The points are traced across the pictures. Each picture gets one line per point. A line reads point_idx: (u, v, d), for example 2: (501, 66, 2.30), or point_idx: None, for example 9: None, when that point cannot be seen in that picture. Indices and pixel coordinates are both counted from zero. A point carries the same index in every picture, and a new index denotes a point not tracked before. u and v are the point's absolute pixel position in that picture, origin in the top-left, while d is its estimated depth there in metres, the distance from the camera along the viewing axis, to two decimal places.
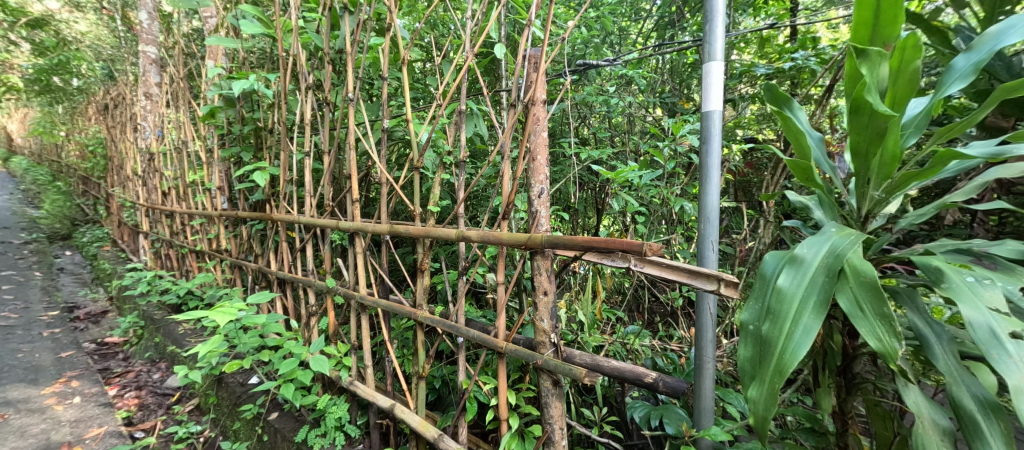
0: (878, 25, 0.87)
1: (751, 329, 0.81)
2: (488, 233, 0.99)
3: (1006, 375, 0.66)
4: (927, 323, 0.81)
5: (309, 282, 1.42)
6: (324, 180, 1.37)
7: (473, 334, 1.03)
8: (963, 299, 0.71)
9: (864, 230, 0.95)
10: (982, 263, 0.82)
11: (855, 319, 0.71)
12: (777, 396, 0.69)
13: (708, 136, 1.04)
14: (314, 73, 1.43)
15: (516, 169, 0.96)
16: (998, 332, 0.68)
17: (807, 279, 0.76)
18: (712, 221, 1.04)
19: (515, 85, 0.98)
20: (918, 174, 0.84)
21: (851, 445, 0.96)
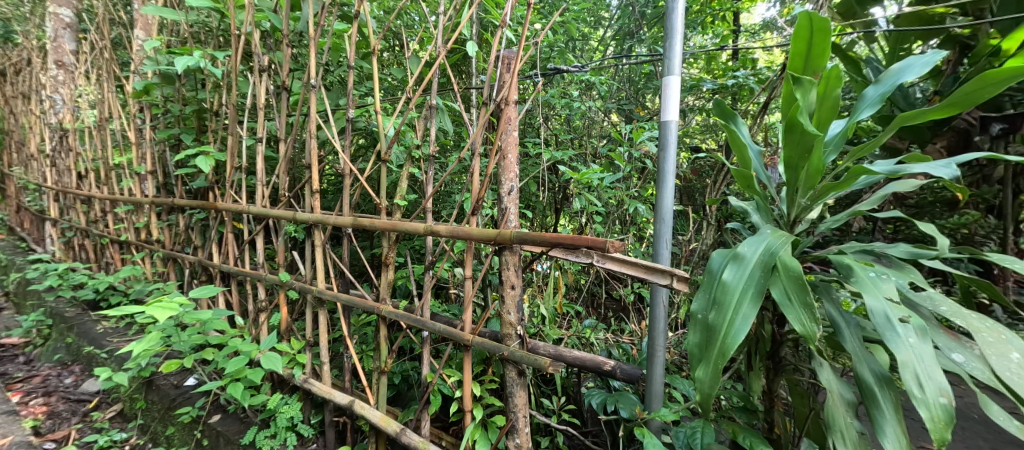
0: (810, 57, 1.00)
1: (699, 318, 0.90)
2: (458, 228, 1.03)
3: (896, 352, 0.79)
4: (837, 313, 0.95)
5: (260, 276, 1.36)
6: (280, 169, 1.31)
7: (439, 327, 1.05)
8: (866, 290, 0.84)
9: (791, 232, 1.07)
10: (881, 261, 0.97)
11: (785, 307, 0.82)
12: (721, 375, 0.78)
13: (665, 144, 1.13)
14: (269, 55, 1.36)
15: (487, 167, 1.00)
16: (891, 318, 0.81)
17: (747, 273, 0.86)
18: (667, 221, 1.13)
19: (488, 85, 1.03)
20: (835, 185, 0.97)
21: (776, 420, 1.10)
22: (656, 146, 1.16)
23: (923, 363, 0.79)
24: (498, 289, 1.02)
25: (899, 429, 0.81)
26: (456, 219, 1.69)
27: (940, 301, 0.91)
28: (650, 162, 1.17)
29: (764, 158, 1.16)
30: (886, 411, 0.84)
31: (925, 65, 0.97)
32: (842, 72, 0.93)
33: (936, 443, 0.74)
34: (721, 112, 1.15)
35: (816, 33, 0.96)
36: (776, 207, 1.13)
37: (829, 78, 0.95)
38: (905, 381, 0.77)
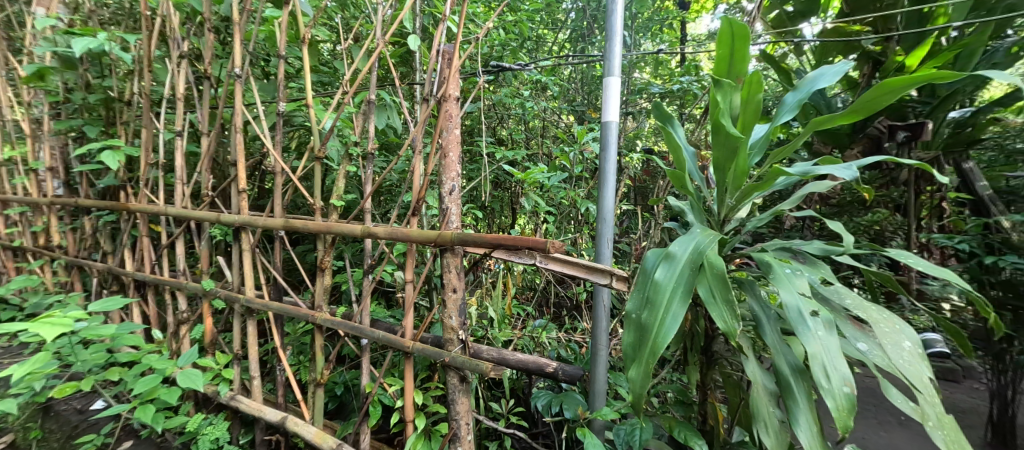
0: (733, 62, 1.05)
1: (633, 317, 0.92)
2: (397, 229, 0.99)
3: (807, 344, 0.85)
4: (759, 308, 1.01)
5: (180, 285, 1.24)
6: (203, 166, 1.20)
7: (379, 335, 1.01)
8: (782, 286, 0.90)
9: (721, 231, 1.12)
10: (798, 258, 1.04)
11: (710, 305, 0.85)
12: (650, 374, 0.80)
13: (606, 143, 1.15)
14: (188, 40, 1.25)
15: (428, 165, 0.97)
16: (804, 312, 0.87)
17: (677, 272, 0.89)
18: (609, 221, 1.16)
19: (428, 79, 1.01)
20: (758, 186, 1.03)
21: (709, 411, 1.16)
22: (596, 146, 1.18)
23: (830, 355, 0.85)
24: (440, 293, 0.99)
25: (811, 417, 0.87)
26: (405, 220, 1.64)
27: (847, 294, 0.99)
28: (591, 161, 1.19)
29: (697, 158, 1.21)
30: (800, 400, 0.89)
31: (836, 75, 1.04)
32: (762, 78, 0.99)
33: (840, 429, 0.79)
34: (659, 114, 1.19)
35: (739, 39, 1.01)
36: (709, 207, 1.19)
37: (752, 84, 1.01)
38: (814, 372, 0.82)
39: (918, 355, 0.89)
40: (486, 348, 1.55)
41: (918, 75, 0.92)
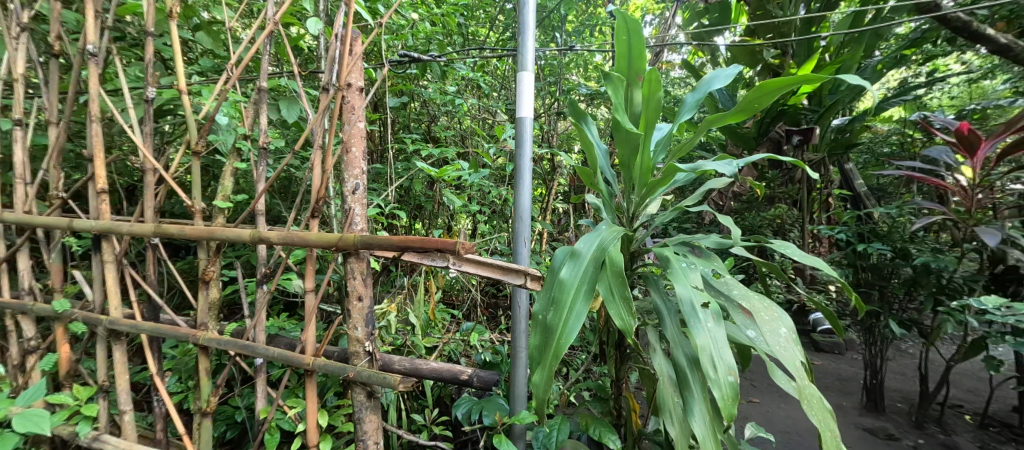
0: (632, 62, 1.19)
1: (540, 318, 1.01)
2: (292, 234, 0.89)
3: (696, 335, 0.99)
4: (663, 302, 1.18)
5: (25, 307, 1.04)
6: (51, 164, 1.01)
7: (274, 353, 0.91)
8: (678, 280, 1.05)
9: (631, 227, 1.23)
10: (696, 252, 1.19)
11: (609, 302, 0.97)
12: (551, 378, 0.89)
13: (522, 139, 1.28)
14: (30, 9, 1.04)
15: (327, 161, 0.89)
16: (695, 305, 1.02)
17: (581, 270, 1.01)
18: (524, 220, 1.27)
19: (326, 65, 0.93)
20: (658, 180, 1.13)
21: (623, 405, 1.34)
22: (514, 140, 1.30)
23: (714, 341, 1.00)
24: (345, 302, 0.93)
25: (705, 406, 1.05)
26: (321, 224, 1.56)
27: (735, 287, 1.18)
28: (511, 154, 1.32)
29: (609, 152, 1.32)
30: (695, 390, 1.07)
31: (726, 78, 1.12)
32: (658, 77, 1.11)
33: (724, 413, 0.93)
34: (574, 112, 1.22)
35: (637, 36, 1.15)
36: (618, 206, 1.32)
37: (649, 80, 1.13)
38: (703, 363, 0.96)
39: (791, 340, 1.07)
40: (406, 357, 1.51)
41: (791, 77, 1.02)
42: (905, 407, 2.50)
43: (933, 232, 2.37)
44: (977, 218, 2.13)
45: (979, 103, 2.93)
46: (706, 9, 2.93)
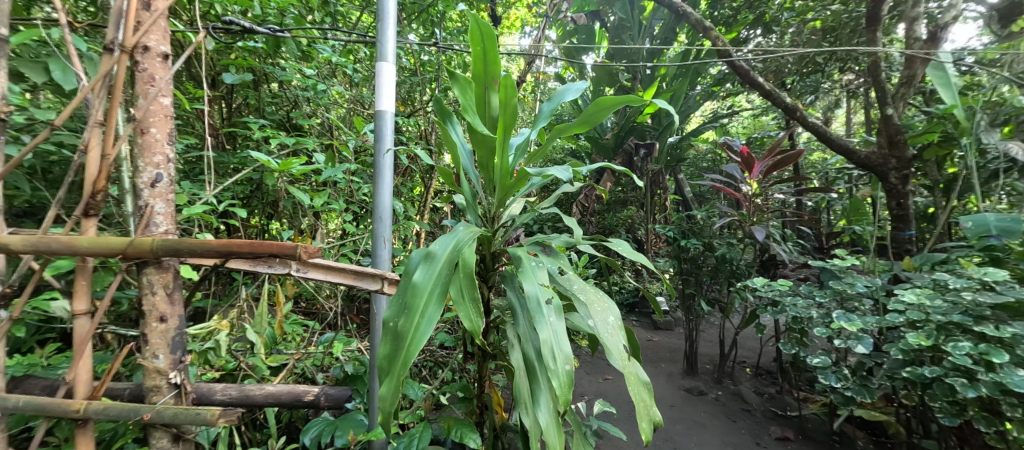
0: (489, 70, 1.91)
1: (392, 325, 1.39)
2: (52, 239, 0.78)
3: (540, 331, 1.71)
4: (518, 300, 2.00)
5: None
6: None
7: (22, 401, 0.79)
8: (529, 282, 1.79)
9: (493, 223, 2.16)
10: (545, 251, 2.03)
11: (457, 304, 1.45)
12: (398, 385, 1.27)
13: (382, 125, 1.68)
14: None
15: (112, 148, 0.82)
16: (539, 303, 1.75)
17: (433, 274, 1.46)
18: (383, 221, 1.72)
19: (107, 22, 0.83)
20: (515, 180, 1.99)
21: (484, 396, 2.13)
22: (375, 126, 1.67)
23: (555, 334, 1.72)
24: (140, 327, 0.94)
25: (548, 383, 1.81)
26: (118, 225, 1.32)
27: (575, 282, 1.92)
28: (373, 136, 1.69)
29: (474, 145, 2.04)
30: (540, 373, 1.84)
31: (573, 93, 2.08)
32: (510, 87, 1.86)
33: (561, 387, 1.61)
34: (441, 112, 1.98)
35: (488, 56, 1.88)
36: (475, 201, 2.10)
37: (505, 88, 1.89)
38: (546, 358, 1.65)
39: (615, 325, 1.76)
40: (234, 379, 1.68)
41: (614, 103, 1.54)
42: (712, 366, 3.29)
43: (727, 230, 2.98)
44: (754, 219, 2.75)
45: (758, 133, 3.81)
46: (576, 31, 3.48)
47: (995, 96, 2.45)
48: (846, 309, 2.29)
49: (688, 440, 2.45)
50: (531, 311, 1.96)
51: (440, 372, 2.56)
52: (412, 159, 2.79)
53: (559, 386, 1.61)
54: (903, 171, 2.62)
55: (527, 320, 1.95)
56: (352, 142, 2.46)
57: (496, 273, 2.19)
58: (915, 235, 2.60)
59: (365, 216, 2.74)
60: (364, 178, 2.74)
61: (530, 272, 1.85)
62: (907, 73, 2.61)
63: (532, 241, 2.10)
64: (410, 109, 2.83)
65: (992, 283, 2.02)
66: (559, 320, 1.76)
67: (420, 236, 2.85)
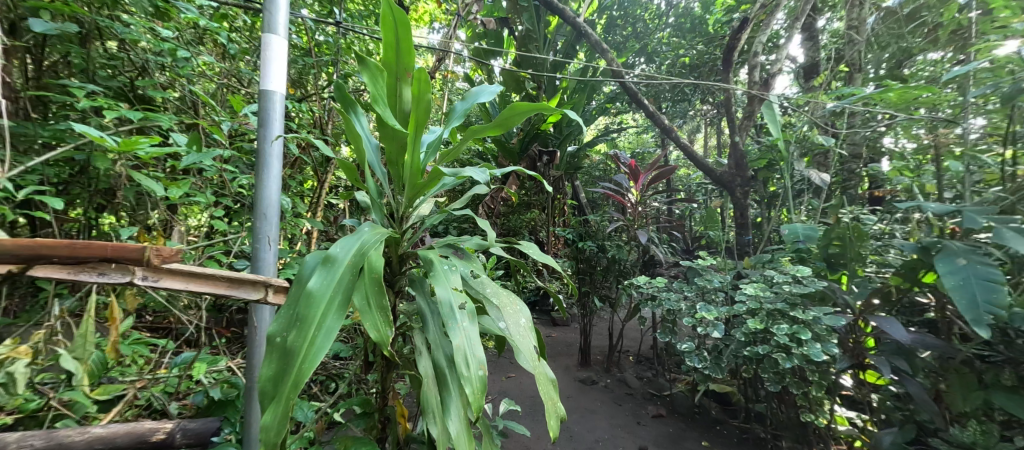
0: (401, 59, 1.78)
1: (278, 340, 1.32)
2: None
3: (454, 338, 1.64)
4: (427, 307, 1.90)
5: None
6: None
7: None
8: (441, 286, 1.71)
9: (401, 226, 2.00)
10: (459, 254, 1.97)
11: (365, 316, 1.47)
12: (287, 409, 1.22)
13: (271, 109, 1.62)
14: None
15: None
16: (454, 308, 1.67)
17: (331, 281, 1.40)
18: (270, 217, 1.63)
19: None
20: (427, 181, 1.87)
21: (388, 411, 2.00)
22: (261, 111, 1.61)
23: (468, 340, 1.67)
24: None
25: (459, 392, 1.74)
26: None
27: (487, 286, 1.88)
28: (259, 120, 1.61)
29: (382, 140, 1.87)
30: (450, 381, 1.75)
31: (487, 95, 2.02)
32: (425, 81, 1.76)
33: (473, 395, 1.58)
34: (341, 102, 1.80)
35: (400, 43, 1.76)
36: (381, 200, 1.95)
37: (419, 81, 1.78)
38: (460, 366, 1.60)
39: (526, 327, 1.77)
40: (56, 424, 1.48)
41: (525, 106, 1.55)
42: (601, 357, 3.74)
43: (615, 233, 3.32)
44: (637, 223, 3.12)
45: (639, 149, 4.34)
46: (486, 34, 3.64)
47: (801, 134, 3.18)
48: (705, 301, 2.71)
49: (583, 428, 2.78)
50: (441, 316, 1.86)
51: (338, 386, 2.35)
52: (305, 150, 2.52)
53: (472, 392, 1.58)
54: (746, 187, 3.20)
55: (438, 325, 1.86)
56: (228, 124, 2.10)
57: (403, 277, 2.02)
58: (752, 240, 3.20)
59: (242, 212, 2.37)
60: (243, 168, 2.38)
61: (441, 276, 1.77)
62: (748, 110, 3.20)
63: (443, 243, 2.02)
64: (301, 93, 2.56)
65: (801, 277, 2.56)
66: (472, 324, 1.71)
67: (312, 236, 2.59)
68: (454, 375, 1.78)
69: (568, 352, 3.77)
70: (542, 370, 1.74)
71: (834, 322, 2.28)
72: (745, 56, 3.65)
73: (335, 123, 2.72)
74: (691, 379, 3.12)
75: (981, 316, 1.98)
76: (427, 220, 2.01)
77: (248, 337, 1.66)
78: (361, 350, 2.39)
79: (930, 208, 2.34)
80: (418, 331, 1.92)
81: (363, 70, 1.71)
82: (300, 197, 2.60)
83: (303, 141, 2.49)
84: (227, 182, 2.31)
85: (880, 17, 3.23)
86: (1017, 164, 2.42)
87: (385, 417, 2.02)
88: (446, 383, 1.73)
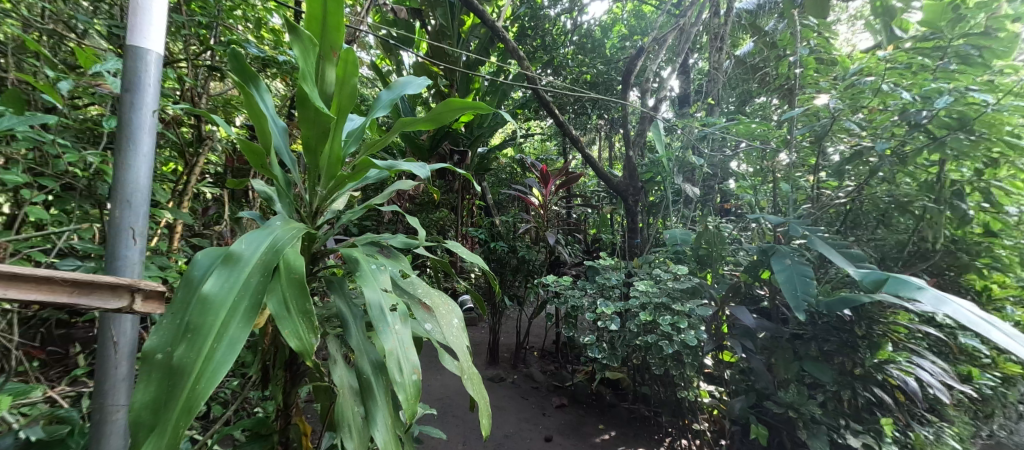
0: (330, 35, 1.57)
1: (161, 356, 1.03)
2: None
3: (383, 341, 1.41)
4: (346, 308, 1.57)
5: None
6: None
7: None
8: (370, 285, 1.46)
9: (313, 222, 1.69)
10: (384, 252, 1.76)
11: (281, 320, 1.19)
12: (176, 441, 0.95)
13: (144, 69, 1.22)
14: None
15: None
16: (384, 310, 1.43)
17: (239, 283, 1.15)
18: (140, 210, 1.22)
19: None
20: (350, 175, 1.64)
21: (292, 432, 1.62)
22: (126, 70, 1.20)
23: (401, 343, 1.45)
24: None
25: (387, 404, 1.48)
26: None
27: (418, 287, 1.71)
28: (122, 82, 1.20)
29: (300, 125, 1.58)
30: (377, 394, 1.47)
31: (417, 87, 1.83)
32: (356, 61, 1.57)
33: (409, 402, 1.37)
34: (241, 72, 1.47)
35: (328, 15, 1.55)
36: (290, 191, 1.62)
37: (347, 61, 1.58)
38: (392, 372, 1.37)
39: (459, 327, 1.65)
40: None
41: (465, 103, 1.50)
42: (508, 354, 3.99)
43: (523, 235, 3.49)
44: (545, 225, 3.33)
45: (543, 157, 4.65)
46: (396, 24, 3.64)
47: (679, 152, 3.73)
48: (604, 296, 2.97)
49: (494, 424, 2.92)
50: (365, 319, 1.57)
51: (211, 411, 1.93)
52: (168, 124, 2.06)
53: (405, 399, 1.36)
54: (634, 196, 3.64)
55: (362, 329, 1.56)
56: (66, 83, 1.57)
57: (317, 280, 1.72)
58: (639, 243, 3.65)
59: (70, 198, 1.69)
60: (69, 140, 1.72)
61: (369, 277, 1.51)
62: (639, 127, 3.66)
63: (365, 241, 1.78)
64: (169, 57, 2.13)
65: (680, 275, 2.95)
66: (405, 328, 1.50)
67: (174, 231, 2.08)
68: (380, 383, 1.51)
69: (477, 351, 3.95)
70: (476, 373, 1.59)
71: (703, 312, 2.67)
72: (639, 81, 4.19)
73: (209, 96, 2.29)
74: (590, 369, 3.43)
75: (800, 303, 2.46)
76: (346, 216, 1.73)
77: (100, 356, 1.17)
78: (243, 365, 2.02)
79: (769, 219, 2.88)
80: (333, 338, 1.59)
81: (291, 42, 1.46)
82: (158, 182, 2.11)
83: (168, 115, 2.03)
84: (49, 158, 1.65)
85: (733, 63, 3.97)
86: (821, 186, 3.15)
87: (286, 438, 1.64)
88: (371, 392, 1.45)
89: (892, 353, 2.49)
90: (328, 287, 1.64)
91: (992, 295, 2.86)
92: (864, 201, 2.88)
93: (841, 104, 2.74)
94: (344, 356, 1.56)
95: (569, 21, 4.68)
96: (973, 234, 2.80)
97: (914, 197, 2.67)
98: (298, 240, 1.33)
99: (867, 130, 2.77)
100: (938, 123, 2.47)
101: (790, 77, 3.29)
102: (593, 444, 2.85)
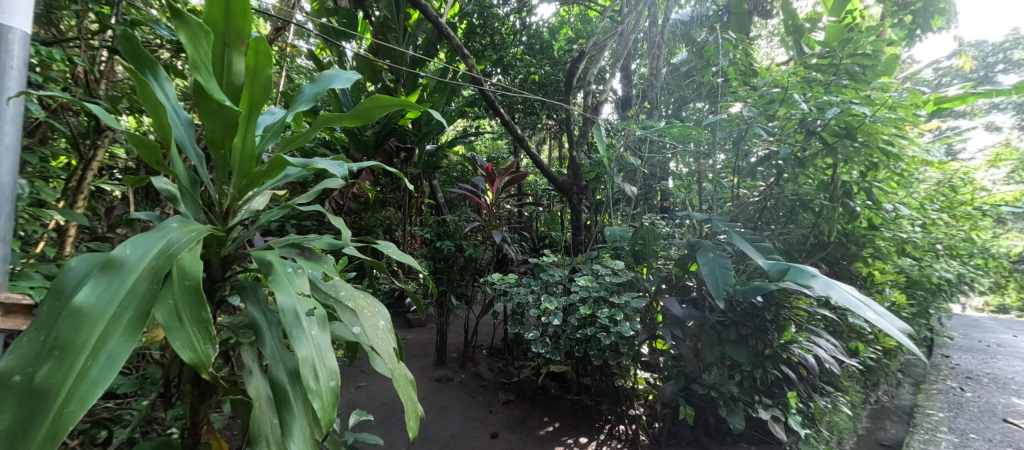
0: (233, 22, 1.42)
1: (18, 379, 0.87)
2: None
3: (297, 349, 1.29)
4: (260, 315, 1.46)
5: None
6: None
7: None
8: (283, 288, 1.35)
9: (224, 222, 1.56)
10: (304, 254, 1.61)
11: (173, 331, 1.04)
12: None
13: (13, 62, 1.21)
14: None
15: None
16: (298, 314, 1.32)
17: (122, 291, 1.02)
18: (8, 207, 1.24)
19: None
20: (264, 173, 1.51)
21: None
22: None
23: (318, 349, 1.34)
24: None
25: (304, 414, 1.37)
26: None
27: (342, 290, 1.63)
28: None
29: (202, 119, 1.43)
30: (294, 404, 1.36)
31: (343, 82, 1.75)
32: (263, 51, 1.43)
33: (326, 410, 1.27)
34: (127, 60, 1.33)
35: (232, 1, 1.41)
36: (196, 190, 1.49)
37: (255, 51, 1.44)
38: (307, 380, 1.26)
39: (386, 330, 1.58)
40: None
41: (390, 98, 1.47)
42: (456, 354, 3.99)
43: (472, 234, 3.53)
44: (491, 223, 3.36)
45: (495, 156, 4.70)
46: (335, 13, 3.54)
47: (620, 152, 3.91)
48: (548, 293, 3.05)
49: (437, 426, 2.90)
50: (281, 325, 1.45)
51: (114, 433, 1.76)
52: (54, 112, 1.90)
53: (321, 408, 1.26)
54: (578, 194, 3.77)
55: (278, 337, 1.44)
56: None
57: (226, 286, 1.55)
58: (583, 240, 3.78)
59: None
60: None
61: (283, 281, 1.41)
62: (582, 127, 3.80)
63: (285, 242, 1.67)
64: (60, 38, 1.92)
65: (617, 270, 3.11)
66: (323, 332, 1.40)
67: (67, 234, 1.90)
68: (297, 393, 1.40)
69: (423, 352, 3.92)
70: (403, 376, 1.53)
71: (637, 303, 2.79)
72: (583, 83, 4.33)
73: (110, 81, 2.12)
74: (536, 364, 3.51)
75: (720, 291, 2.67)
76: (263, 216, 1.62)
77: None
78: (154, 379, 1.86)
79: (696, 216, 3.09)
80: (246, 349, 1.47)
81: (181, 28, 1.31)
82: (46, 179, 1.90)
83: (53, 102, 1.85)
84: None
85: (670, 70, 4.22)
86: (742, 186, 3.43)
87: None
88: (286, 403, 1.35)
89: (795, 334, 2.78)
90: (239, 294, 1.50)
91: (875, 279, 3.41)
92: (776, 200, 3.17)
93: (753, 112, 3.01)
94: (258, 366, 1.44)
95: (518, 22, 4.76)
96: (862, 228, 3.24)
97: (813, 195, 3.00)
98: (198, 243, 1.21)
99: (776, 135, 3.05)
100: (830, 131, 2.79)
101: (716, 85, 3.57)
102: (537, 437, 2.92)
